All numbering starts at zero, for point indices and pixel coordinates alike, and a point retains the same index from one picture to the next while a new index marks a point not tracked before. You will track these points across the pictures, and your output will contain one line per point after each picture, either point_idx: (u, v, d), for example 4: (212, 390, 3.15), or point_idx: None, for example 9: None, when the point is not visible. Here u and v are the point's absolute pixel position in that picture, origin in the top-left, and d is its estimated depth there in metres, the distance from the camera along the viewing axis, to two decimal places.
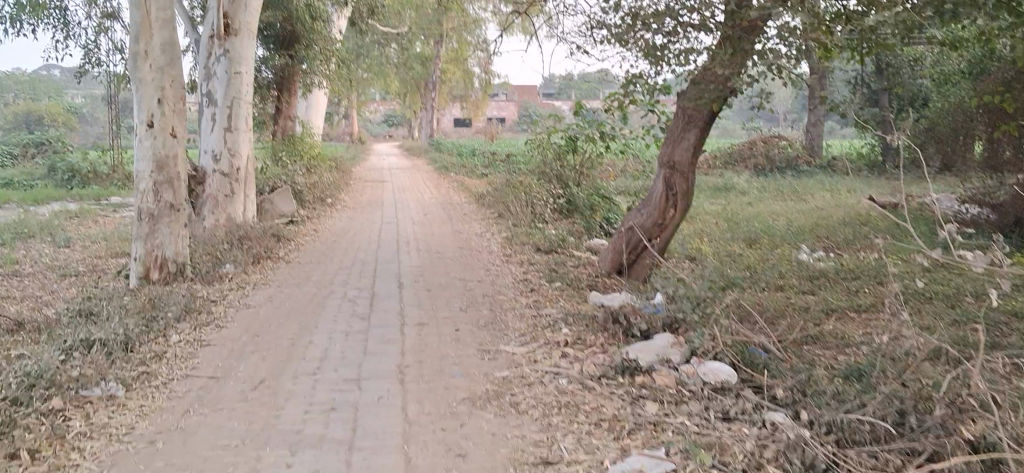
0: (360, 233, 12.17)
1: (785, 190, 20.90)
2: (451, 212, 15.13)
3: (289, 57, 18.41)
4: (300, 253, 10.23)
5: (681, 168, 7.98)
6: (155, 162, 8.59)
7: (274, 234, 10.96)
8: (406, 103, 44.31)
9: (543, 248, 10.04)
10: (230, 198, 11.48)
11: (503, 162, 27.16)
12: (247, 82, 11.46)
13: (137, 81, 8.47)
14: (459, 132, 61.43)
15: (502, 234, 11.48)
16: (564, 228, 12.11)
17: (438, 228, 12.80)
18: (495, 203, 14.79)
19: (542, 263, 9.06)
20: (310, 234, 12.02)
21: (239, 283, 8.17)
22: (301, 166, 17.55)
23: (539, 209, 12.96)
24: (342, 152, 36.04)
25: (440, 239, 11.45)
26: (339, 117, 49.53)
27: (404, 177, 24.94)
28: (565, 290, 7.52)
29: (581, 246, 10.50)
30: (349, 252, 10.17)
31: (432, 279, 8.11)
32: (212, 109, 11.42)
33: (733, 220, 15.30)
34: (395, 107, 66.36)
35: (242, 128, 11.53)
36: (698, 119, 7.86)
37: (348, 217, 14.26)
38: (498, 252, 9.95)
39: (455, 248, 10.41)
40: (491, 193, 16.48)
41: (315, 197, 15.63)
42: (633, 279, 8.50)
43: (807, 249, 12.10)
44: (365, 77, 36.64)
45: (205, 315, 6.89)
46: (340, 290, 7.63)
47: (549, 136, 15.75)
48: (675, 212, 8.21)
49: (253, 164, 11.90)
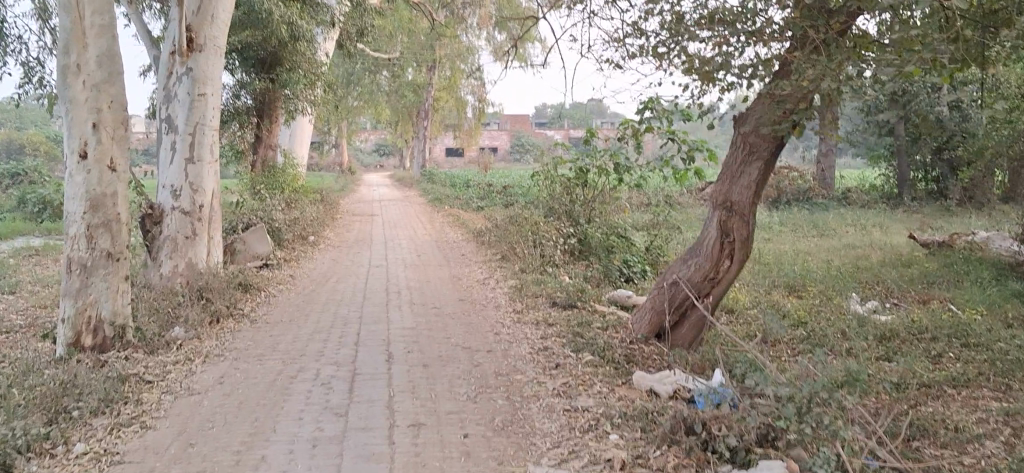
0: (344, 279, 10.51)
1: (806, 226, 19.37)
2: (448, 252, 13.50)
3: (270, 81, 16.86)
4: (273, 307, 8.59)
5: (740, 209, 6.41)
6: (89, 201, 6.86)
7: (240, 284, 9.29)
8: (399, 132, 42.88)
9: (560, 301, 8.43)
10: (192, 240, 9.69)
11: (501, 194, 25.60)
12: (212, 107, 9.89)
13: (68, 101, 6.78)
14: (451, 163, 59.87)
15: (510, 282, 9.88)
16: (580, 274, 10.53)
17: (434, 272, 11.19)
18: (497, 243, 13.20)
19: (562, 324, 7.44)
20: (285, 281, 10.37)
21: (188, 355, 6.50)
22: (282, 201, 15.96)
23: (550, 251, 11.38)
24: (333, 183, 34.47)
25: (438, 288, 9.82)
26: (328, 147, 47.88)
27: (395, 211, 23.33)
28: (600, 368, 5.92)
29: (604, 298, 8.92)
30: (328, 306, 8.54)
31: (430, 350, 6.46)
32: (172, 136, 9.80)
33: (762, 261, 13.78)
34: (385, 137, 64.79)
35: (206, 160, 9.91)
36: (762, 148, 6.31)
37: (331, 259, 12.63)
38: (506, 308, 8.33)
39: (455, 301, 8.80)
40: (491, 230, 14.88)
41: (295, 235, 14.01)
42: (676, 346, 6.86)
43: (858, 298, 10.56)
44: (356, 106, 35.19)
45: (133, 406, 5.21)
46: (313, 367, 5.98)
47: (556, 168, 14.21)
48: (731, 264, 6.61)
49: (219, 201, 10.22)
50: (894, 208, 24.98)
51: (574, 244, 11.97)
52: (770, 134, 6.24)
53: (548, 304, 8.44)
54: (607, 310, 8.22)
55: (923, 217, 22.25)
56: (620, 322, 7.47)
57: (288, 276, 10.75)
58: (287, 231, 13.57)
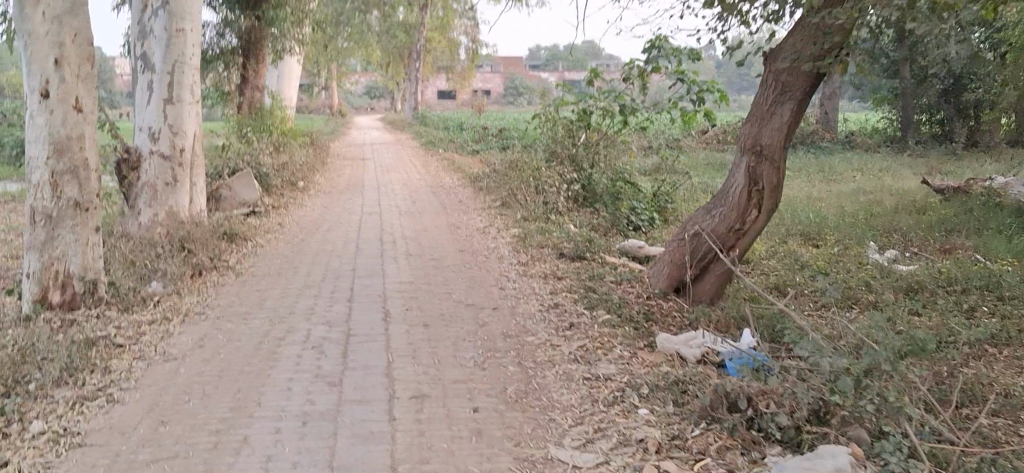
0: (336, 228, 9.95)
1: (812, 170, 18.80)
2: (445, 198, 12.92)
3: (256, 19, 16.09)
4: (260, 258, 8.03)
5: (771, 154, 5.84)
6: (53, 145, 6.24)
7: (224, 233, 8.72)
8: (390, 74, 41.98)
9: (568, 252, 7.90)
10: (172, 187, 9.11)
11: (497, 138, 24.93)
12: (191, 43, 9.23)
13: (26, 35, 6.12)
14: (442, 106, 58.92)
15: (512, 232, 9.32)
16: (585, 223, 9.98)
17: (430, 220, 10.62)
18: (496, 189, 12.62)
19: (573, 278, 6.91)
20: (274, 229, 9.80)
21: (164, 314, 5.95)
22: (270, 144, 15.31)
23: (552, 198, 10.82)
24: (323, 127, 33.70)
25: (437, 237, 9.26)
26: (318, 90, 46.93)
27: (387, 155, 22.68)
28: (618, 328, 5.40)
29: (614, 250, 8.40)
30: (320, 257, 7.98)
31: (430, 308, 5.92)
32: (148, 75, 9.14)
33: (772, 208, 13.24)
34: (376, 79, 63.72)
35: (187, 101, 9.28)
36: (796, 86, 5.73)
37: (322, 206, 12.04)
38: (511, 259, 7.79)
39: (456, 252, 8.26)
40: (489, 175, 14.29)
41: (284, 180, 13.40)
42: (698, 301, 6.39)
43: (877, 247, 10.04)
44: (346, 47, 34.28)
45: (100, 373, 4.67)
46: (302, 327, 5.44)
47: (557, 110, 13.58)
48: (759, 213, 6.08)
49: (201, 144, 9.60)
50: (899, 152, 24.41)
51: (577, 190, 11.40)
52: (805, 71, 5.66)
53: (555, 256, 7.91)
54: (618, 262, 7.69)
55: (930, 161, 21.70)
56: (636, 275, 6.95)
57: (277, 224, 10.18)
58: (275, 176, 12.96)
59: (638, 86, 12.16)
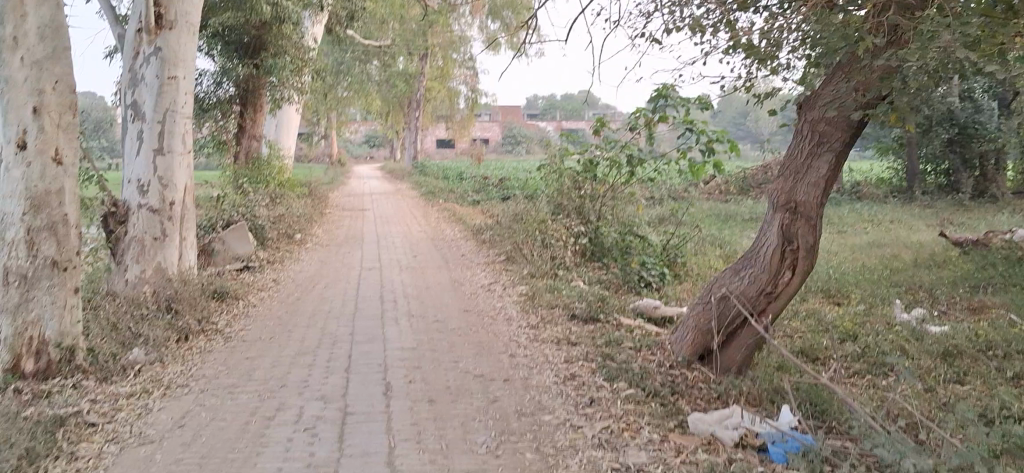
0: (334, 285, 9.45)
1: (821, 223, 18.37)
2: (447, 252, 12.43)
3: (254, 67, 15.73)
4: (252, 320, 7.52)
5: (806, 211, 5.37)
6: (29, 200, 5.73)
7: (214, 292, 8.22)
8: (390, 123, 41.70)
9: (580, 313, 7.39)
10: (161, 242, 8.59)
11: (497, 188, 24.50)
12: (183, 92, 8.80)
13: (3, 82, 5.66)
14: (442, 154, 58.68)
15: (519, 289, 8.82)
16: (595, 280, 9.49)
17: (432, 276, 10.12)
18: (500, 243, 12.15)
19: (587, 344, 6.39)
20: (267, 286, 9.30)
21: (145, 386, 5.42)
22: (266, 195, 14.85)
23: (560, 253, 10.34)
24: (321, 176, 33.29)
25: (440, 295, 8.76)
26: (317, 139, 46.66)
27: (386, 205, 22.25)
28: (644, 405, 4.90)
29: (627, 308, 7.91)
30: (316, 318, 7.48)
31: (436, 380, 5.40)
32: (138, 124, 8.70)
33: None
34: (375, 128, 63.57)
35: (178, 152, 8.82)
36: (834, 136, 5.27)
37: (319, 260, 11.55)
38: (519, 321, 7.28)
39: (459, 312, 7.74)
40: (492, 227, 13.82)
41: (280, 233, 12.92)
42: (725, 371, 5.85)
43: (902, 305, 9.53)
44: (345, 96, 33.98)
45: (66, 461, 4.13)
46: (295, 404, 4.92)
47: (563, 160, 13.15)
48: (792, 276, 5.58)
49: (192, 198, 9.13)
50: (906, 202, 23.99)
51: (585, 244, 10.92)
52: (845, 120, 5.20)
53: (563, 317, 7.41)
54: (634, 326, 7.19)
55: (940, 211, 21.26)
56: (656, 342, 6.41)
57: (271, 281, 9.68)
58: (270, 228, 12.48)
59: (646, 136, 11.74)
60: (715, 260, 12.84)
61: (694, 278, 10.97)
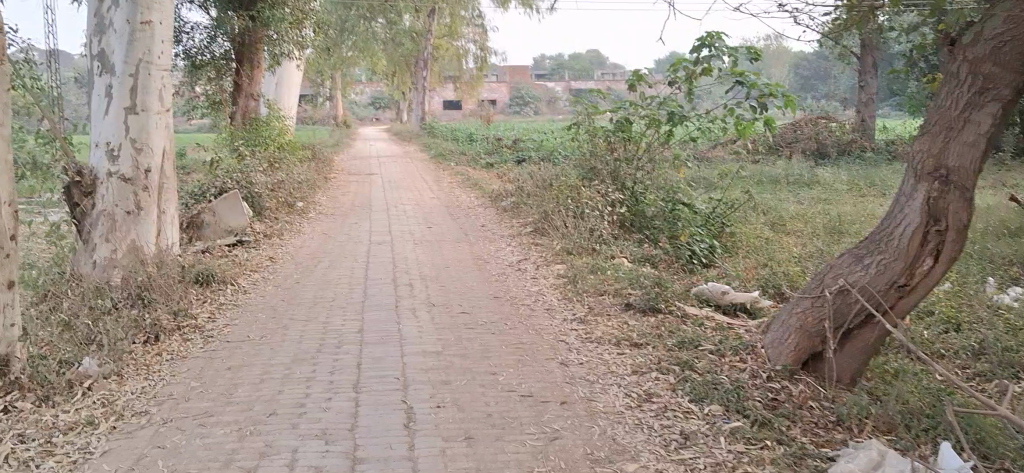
0: (338, 263, 8.16)
1: (863, 186, 17.01)
2: (466, 222, 11.11)
3: (251, 19, 14.31)
4: (240, 312, 6.22)
5: (961, 180, 4.09)
6: None
7: (197, 278, 6.96)
8: (396, 83, 40.23)
9: (636, 304, 6.12)
10: (136, 216, 7.31)
11: (512, 150, 23.11)
12: (159, 39, 7.47)
13: None
14: (448, 116, 57.18)
15: (556, 270, 7.53)
16: (641, 258, 8.20)
17: (453, 251, 8.84)
18: (526, 212, 10.85)
19: (657, 346, 5.12)
20: (263, 267, 8.04)
21: (92, 417, 4.11)
22: (265, 158, 13.53)
23: (597, 224, 9.04)
24: (326, 139, 31.89)
25: (465, 277, 7.46)
26: (322, 100, 45.18)
27: (396, 168, 20.92)
28: (756, 446, 3.64)
29: (690, 293, 6.67)
30: (317, 309, 6.21)
31: (470, 404, 4.15)
32: (105, 78, 7.34)
33: (841, 233, 11.43)
34: (381, 89, 62.02)
35: (154, 110, 7.50)
36: (1004, 79, 3.97)
37: (323, 233, 10.26)
38: (563, 313, 6.01)
39: (489, 301, 6.46)
40: (515, 193, 12.49)
41: (281, 200, 11.63)
42: (838, 382, 4.63)
43: (996, 283, 8.22)
44: (350, 56, 32.49)
45: None
46: (285, 446, 3.65)
47: (594, 119, 11.80)
48: (932, 265, 4.28)
49: (172, 163, 7.82)
50: None
51: (624, 213, 9.63)
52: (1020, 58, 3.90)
53: (614, 308, 6.15)
54: (704, 322, 5.93)
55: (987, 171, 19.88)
56: (743, 341, 5.14)
57: (267, 260, 8.40)
58: (268, 196, 11.18)
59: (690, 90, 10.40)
60: (763, 231, 11.54)
61: (748, 253, 9.68)
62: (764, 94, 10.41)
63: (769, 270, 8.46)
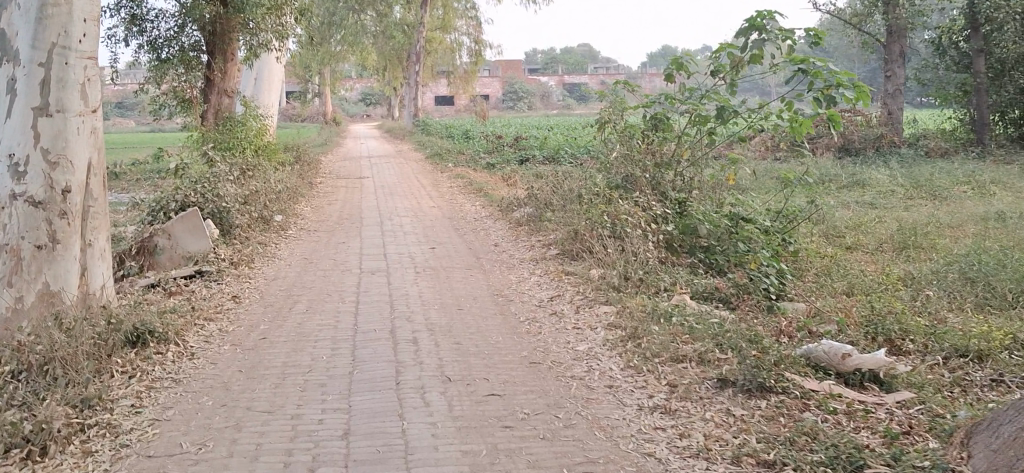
0: (319, 305, 6.39)
1: (908, 187, 15.30)
2: (475, 240, 9.34)
3: (223, 6, 12.43)
4: (180, 395, 4.43)
5: None
6: None
7: (131, 339, 5.13)
8: (387, 79, 38.41)
9: (736, 380, 4.37)
10: (51, 253, 5.44)
11: (514, 148, 21.33)
12: (79, 17, 5.63)
13: None
14: (440, 112, 55.38)
15: (604, 318, 5.77)
16: (704, 299, 6.49)
17: (464, 283, 7.11)
18: (550, 231, 9.07)
19: (800, 468, 3.37)
20: (222, 311, 6.25)
21: None
22: (239, 160, 11.74)
23: (642, 247, 7.32)
24: (313, 139, 30.08)
25: (484, 328, 5.67)
26: (309, 97, 43.36)
27: (388, 170, 19.12)
28: None
29: (796, 353, 5.01)
30: (285, 390, 4.42)
31: None
32: (8, 67, 5.46)
33: (913, 251, 9.75)
34: (370, 84, 60.13)
35: (74, 110, 5.64)
36: None
37: (304, 256, 8.50)
38: (637, 395, 4.27)
39: (525, 370, 4.69)
40: (530, 203, 10.74)
41: (256, 215, 9.85)
42: None
43: None
44: (338, 51, 30.64)
45: None
46: None
47: (623, 115, 10.04)
48: None
49: (104, 180, 5.95)
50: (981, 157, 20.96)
51: (671, 232, 7.87)
52: None
53: (703, 386, 4.38)
54: (833, 407, 4.19)
55: None
56: (933, 456, 3.35)
57: (229, 300, 6.58)
58: (240, 212, 9.35)
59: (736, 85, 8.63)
60: (824, 247, 9.83)
61: (821, 281, 7.99)
62: (829, 86, 8.83)
63: (862, 305, 6.77)
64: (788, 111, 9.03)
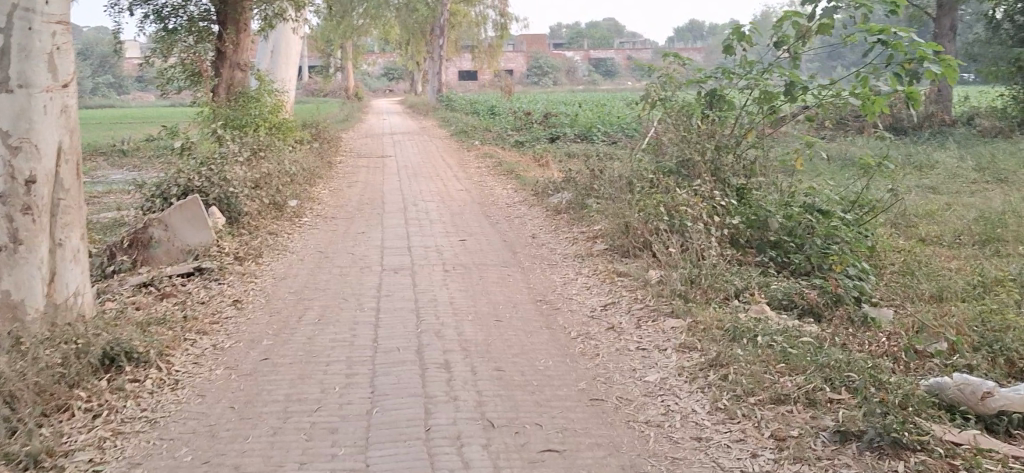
0: (334, 312, 5.46)
1: (970, 169, 14.19)
2: (509, 231, 8.39)
3: None
4: (152, 445, 3.52)
5: None
6: None
7: (105, 361, 4.25)
8: (411, 53, 37.44)
9: (863, 433, 3.38)
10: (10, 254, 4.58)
11: (543, 125, 20.34)
12: None
13: None
14: (464, 87, 54.33)
15: (672, 338, 4.80)
16: (784, 311, 5.54)
17: (500, 286, 6.17)
18: (595, 223, 8.11)
19: None
20: (220, 321, 5.35)
21: None
22: (252, 138, 10.85)
23: (706, 244, 6.36)
24: (334, 114, 29.22)
25: (530, 348, 4.73)
26: (332, 71, 42.47)
27: (411, 148, 18.16)
28: None
29: (922, 389, 3.94)
30: (284, 440, 3.50)
31: None
32: None
33: (996, 246, 8.71)
34: (394, 59, 59.15)
35: (41, 85, 4.69)
36: None
37: (321, 248, 7.61)
38: (737, 454, 3.31)
39: (586, 413, 3.75)
40: (569, 188, 9.79)
41: (269, 201, 8.95)
42: None
43: None
44: (361, 24, 29.70)
45: None
46: None
47: (674, 93, 9.03)
48: None
49: (80, 165, 5.04)
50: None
51: (736, 226, 6.94)
52: None
53: (819, 439, 3.42)
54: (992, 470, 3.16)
55: None
56: None
57: (229, 306, 5.67)
58: (250, 197, 8.44)
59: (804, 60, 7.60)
60: (897, 241, 8.80)
61: (906, 283, 6.97)
62: (911, 61, 7.78)
63: (967, 313, 5.78)
64: (860, 88, 7.95)
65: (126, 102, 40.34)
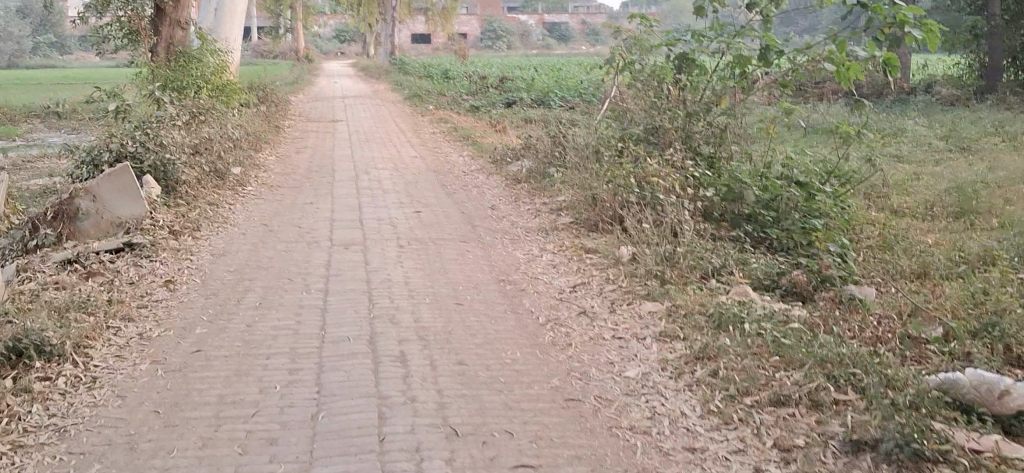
0: (277, 295, 4.95)
1: (934, 138, 13.94)
2: (468, 201, 7.90)
3: None
4: (58, 461, 3.01)
5: None
6: None
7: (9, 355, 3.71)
8: (363, 15, 36.47)
9: (879, 443, 3.00)
10: None
11: (500, 90, 19.77)
12: None
13: None
14: (418, 50, 53.32)
15: (651, 325, 4.38)
16: (767, 293, 5.13)
17: (460, 264, 5.68)
18: (559, 194, 7.65)
19: None
20: (150, 304, 4.80)
21: None
22: (192, 100, 10.18)
23: (681, 219, 5.93)
24: (284, 77, 28.32)
25: (497, 336, 4.27)
26: (282, 33, 41.31)
27: (364, 112, 17.52)
28: None
29: (932, 385, 3.56)
30: (215, 455, 3.01)
31: None
32: None
33: (972, 218, 8.40)
34: (345, 21, 57.86)
35: None
36: None
37: (264, 220, 7.05)
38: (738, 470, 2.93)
39: (564, 418, 3.31)
40: (530, 156, 9.29)
41: (209, 169, 8.34)
42: None
43: None
44: None
45: None
46: None
47: (642, 56, 8.52)
48: None
49: None
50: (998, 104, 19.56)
51: (710, 199, 6.51)
52: None
53: (828, 450, 3.06)
54: None
55: None
56: None
57: (160, 287, 5.12)
58: (188, 165, 7.83)
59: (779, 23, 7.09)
60: (871, 213, 8.46)
61: (886, 258, 6.62)
62: (890, 24, 7.32)
63: (957, 293, 5.42)
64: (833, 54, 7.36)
65: (67, 62, 38.87)
